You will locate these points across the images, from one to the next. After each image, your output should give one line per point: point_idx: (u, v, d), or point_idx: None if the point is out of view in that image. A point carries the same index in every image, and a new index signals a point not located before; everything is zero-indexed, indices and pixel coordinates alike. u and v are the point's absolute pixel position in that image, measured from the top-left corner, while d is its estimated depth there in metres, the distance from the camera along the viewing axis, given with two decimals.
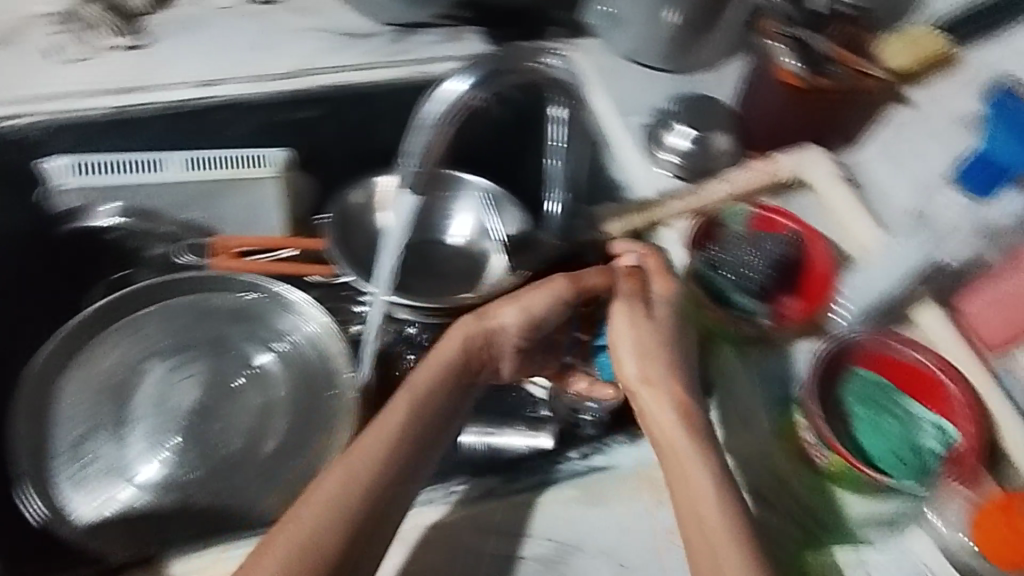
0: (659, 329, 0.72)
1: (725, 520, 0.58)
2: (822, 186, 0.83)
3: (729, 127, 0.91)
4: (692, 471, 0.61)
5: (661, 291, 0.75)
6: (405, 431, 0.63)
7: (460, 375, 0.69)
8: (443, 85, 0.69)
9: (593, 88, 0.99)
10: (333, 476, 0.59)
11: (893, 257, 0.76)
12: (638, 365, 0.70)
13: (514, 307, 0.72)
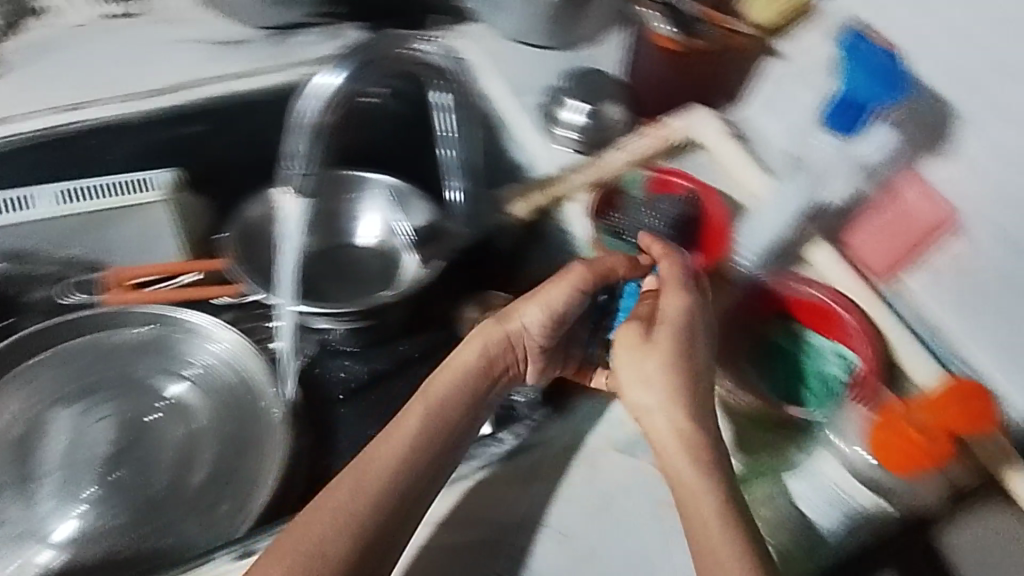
0: (667, 341, 0.65)
1: (724, 537, 0.56)
2: (713, 144, 0.86)
3: (619, 96, 0.93)
4: (694, 489, 0.59)
5: (678, 304, 0.66)
6: (418, 442, 0.62)
7: (481, 382, 0.67)
8: (313, 81, 0.69)
9: (484, 72, 0.98)
10: (341, 487, 0.58)
11: (777, 199, 0.79)
12: (642, 398, 0.64)
13: (535, 305, 0.69)
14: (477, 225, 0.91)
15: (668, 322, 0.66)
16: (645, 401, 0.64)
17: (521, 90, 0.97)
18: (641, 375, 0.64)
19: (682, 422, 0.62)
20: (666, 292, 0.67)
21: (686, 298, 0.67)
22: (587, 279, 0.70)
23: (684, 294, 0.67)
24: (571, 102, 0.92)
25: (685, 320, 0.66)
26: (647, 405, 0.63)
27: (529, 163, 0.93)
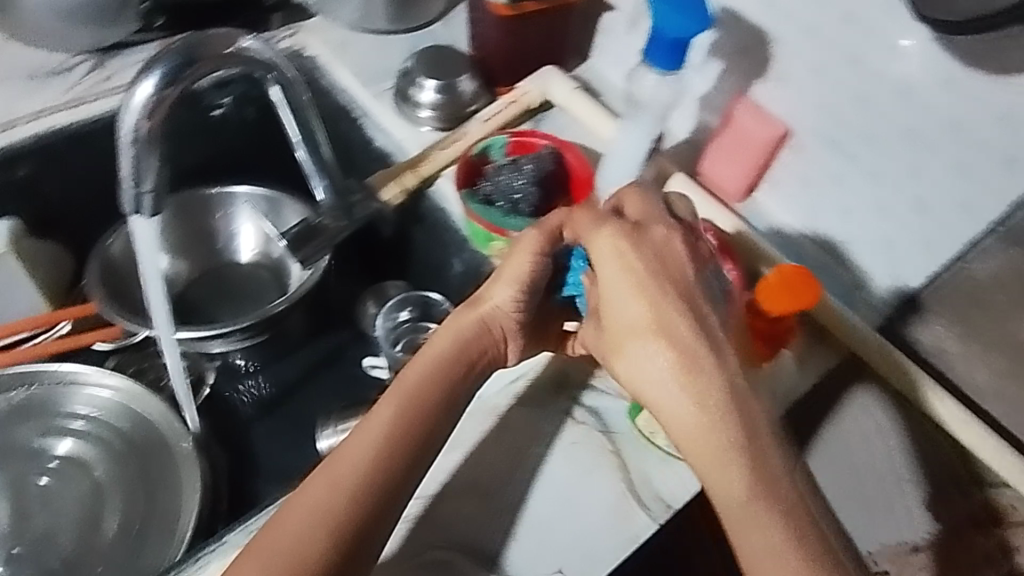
0: (615, 305, 0.63)
1: (741, 498, 0.58)
2: (564, 102, 0.91)
3: (470, 68, 0.93)
4: (700, 456, 0.60)
5: (608, 253, 0.63)
6: (392, 435, 0.61)
7: (456, 368, 0.65)
8: (132, 94, 0.61)
9: (335, 66, 0.98)
10: (318, 486, 0.59)
11: (626, 139, 0.79)
12: (631, 376, 0.63)
13: (504, 284, 0.65)
14: (348, 217, 0.83)
15: (609, 285, 0.63)
16: (623, 374, 0.63)
17: (373, 78, 0.97)
18: (612, 352, 0.64)
19: (666, 391, 0.61)
20: (593, 245, 0.63)
21: (613, 242, 0.63)
22: (543, 242, 0.65)
23: (610, 236, 0.63)
24: (423, 81, 0.92)
25: (625, 268, 0.62)
26: (627, 372, 0.63)
27: (395, 150, 0.94)
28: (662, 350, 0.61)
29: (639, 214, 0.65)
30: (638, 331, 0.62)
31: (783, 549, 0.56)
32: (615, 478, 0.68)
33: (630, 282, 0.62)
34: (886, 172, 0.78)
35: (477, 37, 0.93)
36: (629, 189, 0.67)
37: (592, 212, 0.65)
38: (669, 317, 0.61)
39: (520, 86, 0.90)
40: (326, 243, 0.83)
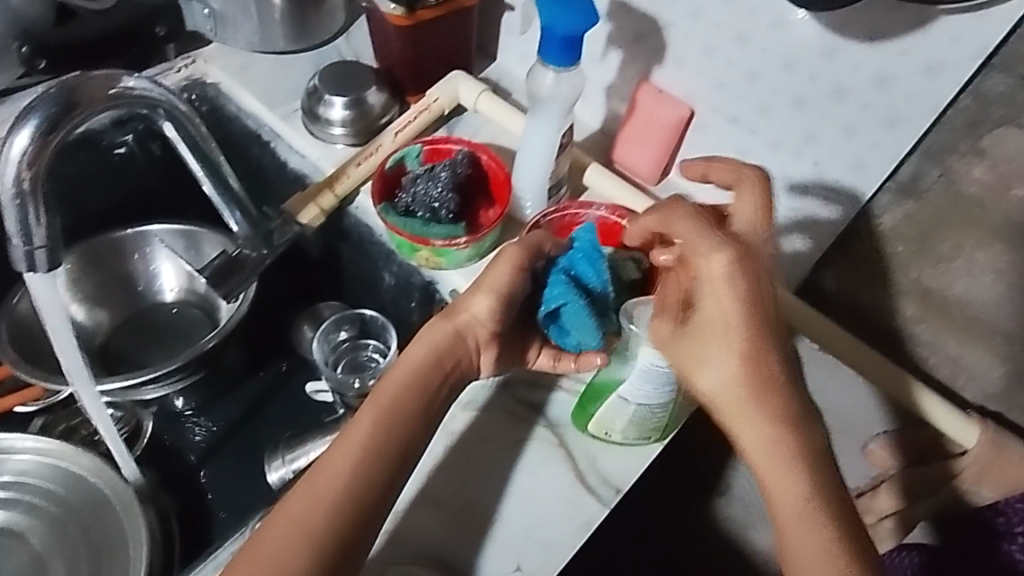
0: (708, 312, 0.61)
1: (802, 513, 0.57)
2: (473, 104, 0.92)
3: (377, 80, 0.92)
4: (770, 463, 0.59)
5: (716, 259, 0.60)
6: (370, 447, 0.61)
7: (433, 379, 0.66)
8: (11, 143, 0.58)
9: (238, 92, 0.96)
10: (297, 499, 0.59)
11: (533, 139, 0.78)
12: (712, 381, 0.61)
13: (483, 295, 0.67)
14: (268, 245, 0.81)
15: (710, 290, 0.61)
16: (707, 380, 0.61)
17: (280, 100, 0.96)
18: (699, 359, 0.61)
19: (747, 396, 0.60)
20: (698, 247, 0.61)
21: (726, 249, 0.60)
22: (522, 257, 0.67)
23: (718, 245, 0.60)
24: (330, 98, 0.91)
25: (732, 277, 0.60)
26: (710, 377, 0.61)
27: (311, 170, 0.93)
28: (746, 363, 0.60)
29: (754, 215, 0.65)
30: (732, 342, 0.60)
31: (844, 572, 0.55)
32: (563, 470, 0.69)
33: (728, 291, 0.60)
34: (785, 140, 0.77)
35: (381, 48, 0.93)
36: (739, 172, 0.68)
37: (687, 215, 0.63)
38: (761, 330, 0.60)
39: (427, 92, 0.91)
40: (248, 274, 0.81)
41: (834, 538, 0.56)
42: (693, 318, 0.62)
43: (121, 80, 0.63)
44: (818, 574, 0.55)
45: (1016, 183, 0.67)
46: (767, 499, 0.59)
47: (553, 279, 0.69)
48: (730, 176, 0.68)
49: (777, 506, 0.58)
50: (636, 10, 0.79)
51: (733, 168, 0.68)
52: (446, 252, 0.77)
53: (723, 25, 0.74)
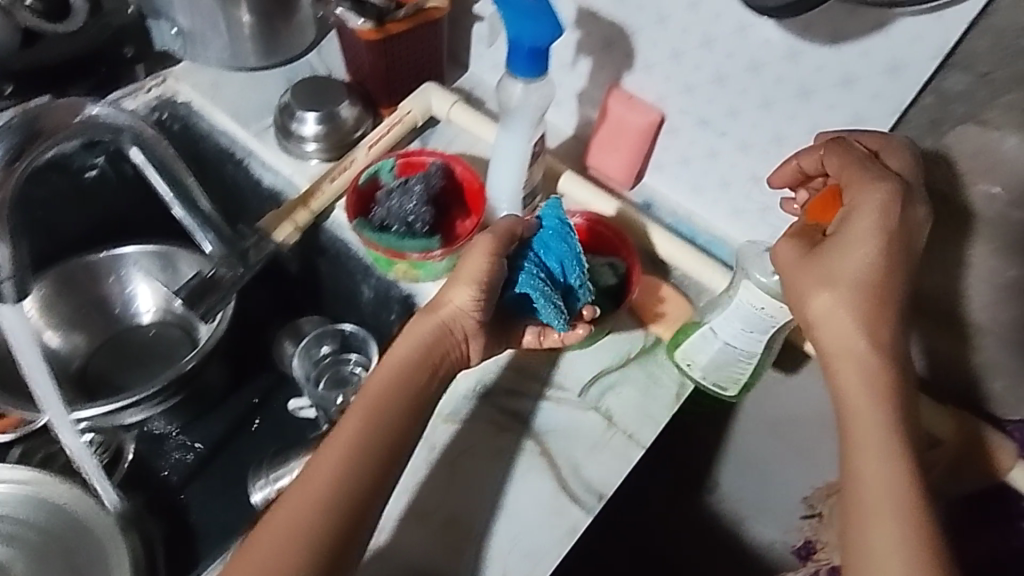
0: (833, 258, 0.63)
1: (878, 479, 0.60)
2: (446, 114, 0.93)
3: (350, 93, 0.92)
4: (859, 397, 0.62)
5: (869, 201, 0.62)
6: (361, 440, 0.62)
7: (420, 373, 0.66)
8: None
9: (210, 111, 0.96)
10: (290, 500, 0.60)
11: (503, 151, 0.77)
12: (829, 305, 0.63)
13: (461, 285, 0.67)
14: (245, 264, 0.81)
15: (855, 224, 0.62)
16: (817, 312, 0.63)
17: (254, 117, 0.96)
18: (822, 284, 0.62)
19: (864, 322, 0.63)
20: (859, 181, 0.64)
21: (890, 187, 0.62)
22: (495, 243, 0.67)
23: (883, 189, 0.62)
24: (302, 114, 0.90)
25: (884, 221, 0.62)
26: (821, 309, 0.63)
27: (285, 186, 0.93)
28: (874, 297, 0.62)
29: (905, 172, 0.65)
30: (858, 275, 0.62)
31: (897, 523, 0.58)
32: (547, 477, 0.69)
33: (855, 242, 0.62)
34: (753, 142, 0.77)
35: (352, 61, 0.93)
36: (890, 140, 0.67)
37: (864, 159, 0.65)
38: (896, 269, 0.62)
39: (399, 104, 0.91)
40: (225, 294, 0.80)
41: (901, 512, 0.59)
42: (827, 242, 0.64)
43: (85, 108, 0.64)
44: (876, 547, 0.58)
45: (980, 178, 0.65)
46: (849, 427, 0.62)
47: (525, 269, 0.69)
48: (877, 141, 0.67)
49: (854, 436, 0.62)
50: (603, 18, 0.80)
51: (881, 136, 0.67)
52: (424, 264, 0.77)
53: (690, 30, 0.75)
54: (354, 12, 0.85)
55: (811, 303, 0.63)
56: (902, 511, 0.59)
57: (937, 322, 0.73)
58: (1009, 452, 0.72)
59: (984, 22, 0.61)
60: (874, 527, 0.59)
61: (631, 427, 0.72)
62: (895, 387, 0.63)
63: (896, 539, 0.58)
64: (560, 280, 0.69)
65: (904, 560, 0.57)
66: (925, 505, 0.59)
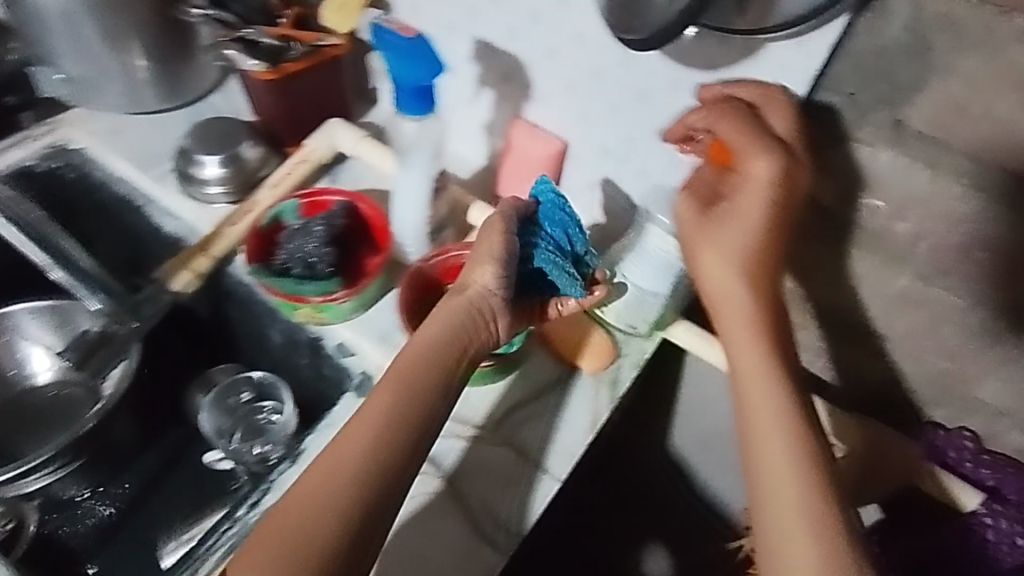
0: (717, 227, 0.63)
1: (770, 435, 0.57)
2: (353, 149, 0.91)
3: (251, 133, 0.90)
4: (750, 365, 0.60)
5: (760, 170, 0.61)
6: (392, 415, 0.62)
7: (451, 352, 0.66)
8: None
9: (106, 157, 0.93)
10: (320, 469, 0.60)
11: (404, 188, 0.76)
12: (717, 272, 0.63)
13: (483, 264, 0.68)
14: (138, 316, 0.80)
15: (744, 195, 0.62)
16: (709, 276, 0.63)
17: (152, 161, 0.92)
18: (711, 248, 0.63)
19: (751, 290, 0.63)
20: (747, 146, 0.62)
21: (774, 156, 0.61)
22: (507, 222, 0.69)
23: (769, 158, 0.61)
24: (201, 157, 0.88)
25: (770, 193, 0.61)
26: (710, 270, 0.63)
27: (187, 232, 0.90)
28: (758, 263, 0.63)
29: (787, 136, 0.63)
30: (745, 243, 0.63)
31: (797, 489, 0.55)
32: (459, 521, 0.68)
33: (744, 209, 0.62)
34: (653, 167, 0.78)
35: (252, 101, 0.91)
36: (768, 90, 0.64)
37: (747, 117, 0.63)
38: (778, 238, 0.63)
39: (304, 142, 0.90)
40: (114, 351, 0.80)
41: (799, 467, 0.56)
42: (719, 209, 0.64)
43: None
44: (774, 505, 0.55)
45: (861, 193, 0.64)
46: (738, 396, 0.60)
47: (541, 245, 0.70)
48: (756, 91, 0.65)
49: (746, 406, 0.59)
50: (499, 50, 0.80)
51: (759, 86, 0.65)
52: (330, 306, 0.76)
53: (580, 63, 0.76)
54: (245, 52, 0.84)
55: (701, 267, 0.64)
56: (803, 477, 0.55)
57: (838, 331, 0.75)
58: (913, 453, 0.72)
59: (847, 47, 0.61)
60: (772, 493, 0.55)
61: (544, 461, 0.71)
62: (784, 355, 0.61)
63: (796, 505, 0.54)
64: (568, 247, 0.71)
65: (803, 526, 0.53)
66: (829, 471, 0.56)
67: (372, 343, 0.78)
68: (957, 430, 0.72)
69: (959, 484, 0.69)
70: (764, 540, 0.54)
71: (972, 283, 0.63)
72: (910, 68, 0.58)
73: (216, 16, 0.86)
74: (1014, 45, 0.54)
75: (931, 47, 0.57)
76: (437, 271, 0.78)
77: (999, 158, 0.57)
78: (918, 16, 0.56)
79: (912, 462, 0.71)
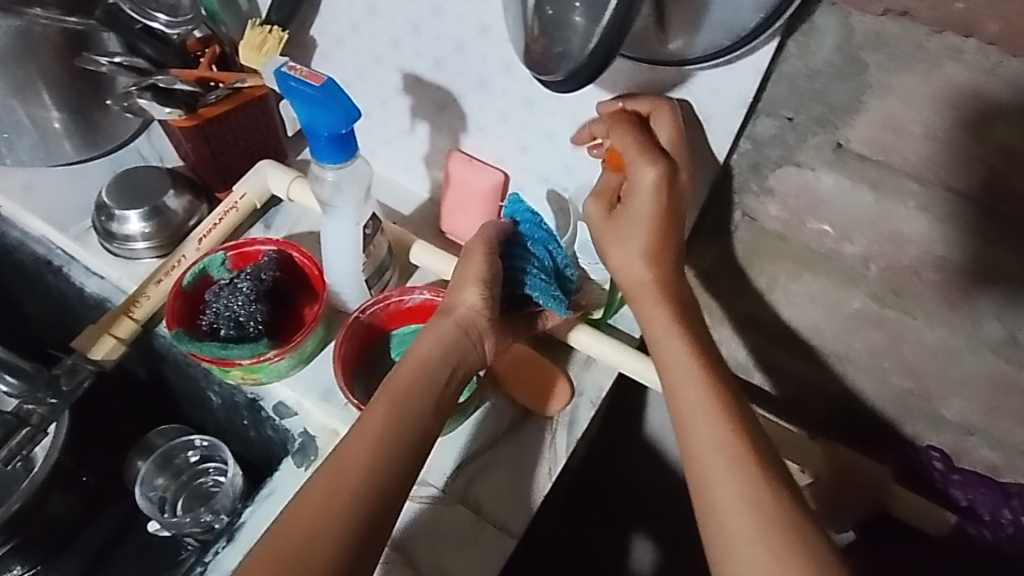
0: (619, 231, 0.61)
1: (708, 424, 0.54)
2: (285, 193, 0.85)
3: (175, 182, 0.85)
4: (672, 347, 0.58)
5: (645, 178, 0.59)
6: (390, 434, 0.56)
7: (442, 371, 0.61)
8: None
9: (22, 216, 0.87)
10: (317, 494, 0.53)
11: (336, 237, 0.71)
12: (625, 270, 0.62)
13: (470, 285, 0.64)
14: (56, 392, 0.75)
15: (636, 198, 0.60)
16: (622, 268, 0.62)
17: (71, 218, 0.87)
18: (616, 245, 0.62)
19: (659, 278, 0.61)
20: (634, 153, 0.60)
21: (659, 163, 0.58)
22: (489, 244, 0.66)
23: (656, 167, 0.58)
24: (121, 213, 0.82)
25: (658, 199, 0.59)
26: (622, 269, 0.62)
27: (112, 292, 0.84)
28: (666, 264, 0.61)
29: (672, 148, 0.61)
30: (647, 242, 0.60)
31: (733, 464, 0.52)
32: None
33: (636, 211, 0.60)
34: None
35: (176, 148, 0.86)
36: (662, 104, 0.61)
37: (635, 124, 0.61)
38: (673, 237, 0.61)
39: (232, 187, 0.84)
40: (32, 433, 0.75)
41: (747, 456, 0.52)
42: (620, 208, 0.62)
43: None
44: (718, 495, 0.51)
45: (808, 216, 0.62)
46: (664, 379, 0.58)
47: (531, 271, 0.67)
48: (649, 106, 0.62)
49: (677, 398, 0.56)
50: (428, 83, 0.76)
51: (654, 99, 0.62)
52: (262, 367, 0.71)
53: (510, 92, 0.72)
54: (157, 101, 0.78)
55: (612, 265, 0.62)
56: (735, 454, 0.52)
57: (799, 357, 0.71)
58: (880, 471, 0.68)
59: (778, 69, 0.57)
60: (710, 472, 0.52)
61: (500, 517, 0.67)
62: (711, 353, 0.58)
63: (733, 478, 0.51)
64: (548, 262, 0.69)
65: (743, 500, 0.50)
66: (765, 445, 0.53)
67: (314, 401, 0.73)
68: (926, 449, 0.69)
69: (921, 501, 0.66)
70: (708, 524, 0.51)
71: (926, 301, 0.61)
72: (845, 89, 0.55)
73: (126, 63, 0.80)
74: (949, 63, 0.51)
75: (865, 67, 0.53)
76: (381, 317, 0.74)
77: (945, 180, 0.55)
78: (849, 37, 0.53)
79: (880, 479, 0.67)
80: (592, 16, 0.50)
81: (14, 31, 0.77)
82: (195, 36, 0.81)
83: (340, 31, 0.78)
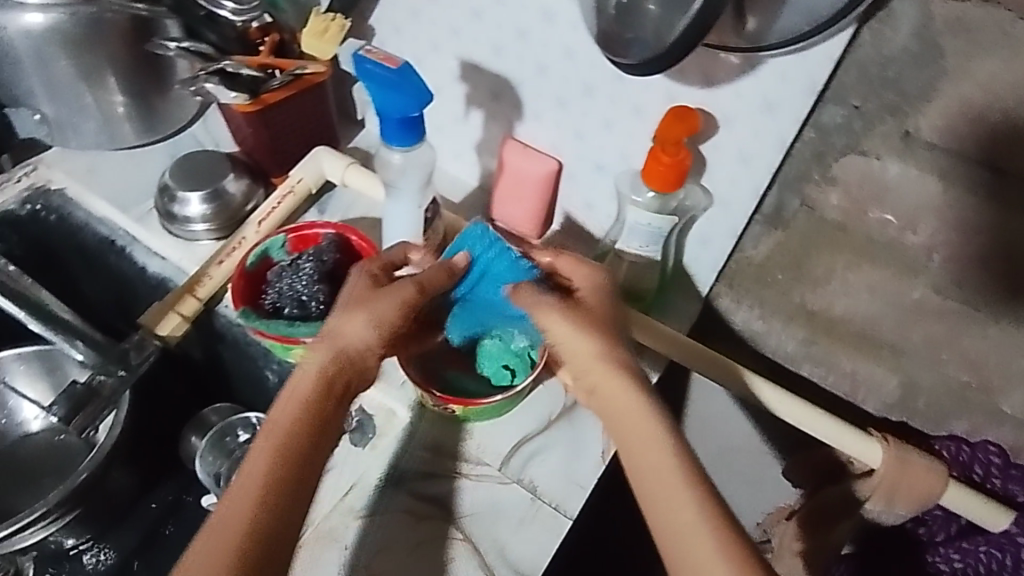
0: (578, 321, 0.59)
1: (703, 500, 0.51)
2: (339, 177, 0.86)
3: (236, 166, 0.87)
4: (641, 425, 0.54)
5: (591, 281, 0.62)
6: (276, 472, 0.52)
7: (328, 400, 0.56)
8: None
9: (86, 198, 0.90)
10: (194, 558, 0.48)
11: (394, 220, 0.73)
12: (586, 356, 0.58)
13: (357, 314, 0.58)
14: (125, 366, 0.78)
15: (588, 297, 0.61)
16: (580, 357, 0.58)
17: (135, 201, 0.89)
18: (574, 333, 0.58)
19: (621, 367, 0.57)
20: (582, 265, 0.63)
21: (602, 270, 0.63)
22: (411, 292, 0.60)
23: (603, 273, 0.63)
24: (183, 195, 0.84)
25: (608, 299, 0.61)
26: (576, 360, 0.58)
27: (173, 273, 0.87)
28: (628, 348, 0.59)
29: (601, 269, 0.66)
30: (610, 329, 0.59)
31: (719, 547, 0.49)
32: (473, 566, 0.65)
33: (584, 312, 0.59)
34: None
35: (235, 134, 0.87)
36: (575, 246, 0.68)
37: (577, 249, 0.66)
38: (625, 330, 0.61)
39: (290, 172, 0.86)
40: (103, 404, 0.78)
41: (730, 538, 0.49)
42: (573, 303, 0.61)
43: None
44: None
45: (871, 206, 0.63)
46: (644, 464, 0.53)
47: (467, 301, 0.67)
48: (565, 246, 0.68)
49: (660, 476, 0.52)
50: (487, 70, 0.77)
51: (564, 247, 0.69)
52: None
53: (570, 79, 0.73)
54: (224, 85, 0.80)
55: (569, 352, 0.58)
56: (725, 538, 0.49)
57: None
58: (938, 473, 0.64)
59: (850, 56, 0.58)
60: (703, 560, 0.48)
61: (557, 498, 0.68)
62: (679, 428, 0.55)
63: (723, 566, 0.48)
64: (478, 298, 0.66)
65: None
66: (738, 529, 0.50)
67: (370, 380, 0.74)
68: (982, 444, 0.67)
69: (992, 501, 0.65)
70: None
71: (989, 290, 0.62)
72: (920, 75, 0.57)
73: (193, 49, 0.82)
74: None
75: (938, 51, 0.55)
76: None
77: None
78: (926, 21, 0.55)
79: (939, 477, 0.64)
80: (668, 4, 0.51)
81: (86, 19, 0.78)
82: (253, 25, 0.83)
83: (400, 19, 0.80)
